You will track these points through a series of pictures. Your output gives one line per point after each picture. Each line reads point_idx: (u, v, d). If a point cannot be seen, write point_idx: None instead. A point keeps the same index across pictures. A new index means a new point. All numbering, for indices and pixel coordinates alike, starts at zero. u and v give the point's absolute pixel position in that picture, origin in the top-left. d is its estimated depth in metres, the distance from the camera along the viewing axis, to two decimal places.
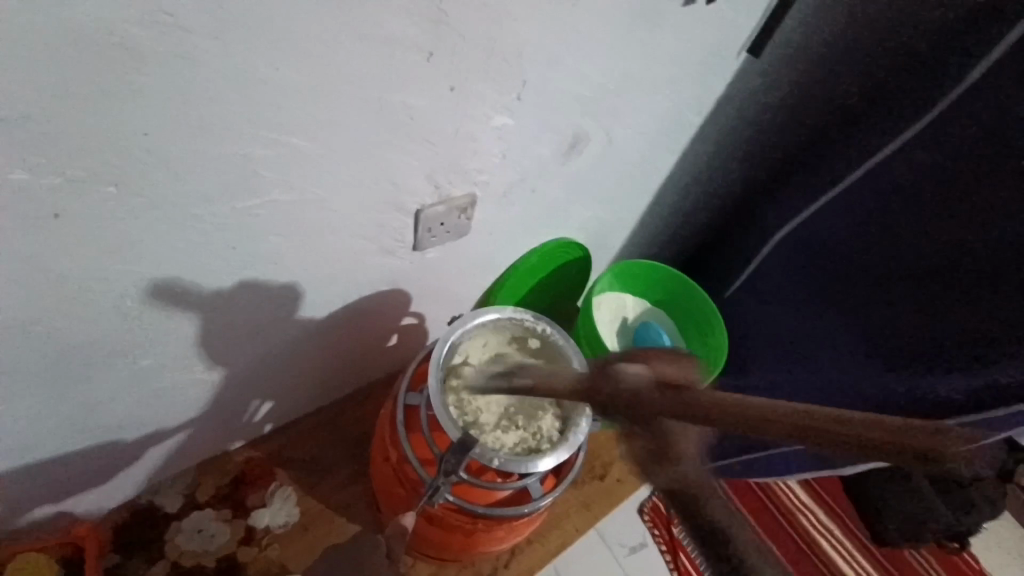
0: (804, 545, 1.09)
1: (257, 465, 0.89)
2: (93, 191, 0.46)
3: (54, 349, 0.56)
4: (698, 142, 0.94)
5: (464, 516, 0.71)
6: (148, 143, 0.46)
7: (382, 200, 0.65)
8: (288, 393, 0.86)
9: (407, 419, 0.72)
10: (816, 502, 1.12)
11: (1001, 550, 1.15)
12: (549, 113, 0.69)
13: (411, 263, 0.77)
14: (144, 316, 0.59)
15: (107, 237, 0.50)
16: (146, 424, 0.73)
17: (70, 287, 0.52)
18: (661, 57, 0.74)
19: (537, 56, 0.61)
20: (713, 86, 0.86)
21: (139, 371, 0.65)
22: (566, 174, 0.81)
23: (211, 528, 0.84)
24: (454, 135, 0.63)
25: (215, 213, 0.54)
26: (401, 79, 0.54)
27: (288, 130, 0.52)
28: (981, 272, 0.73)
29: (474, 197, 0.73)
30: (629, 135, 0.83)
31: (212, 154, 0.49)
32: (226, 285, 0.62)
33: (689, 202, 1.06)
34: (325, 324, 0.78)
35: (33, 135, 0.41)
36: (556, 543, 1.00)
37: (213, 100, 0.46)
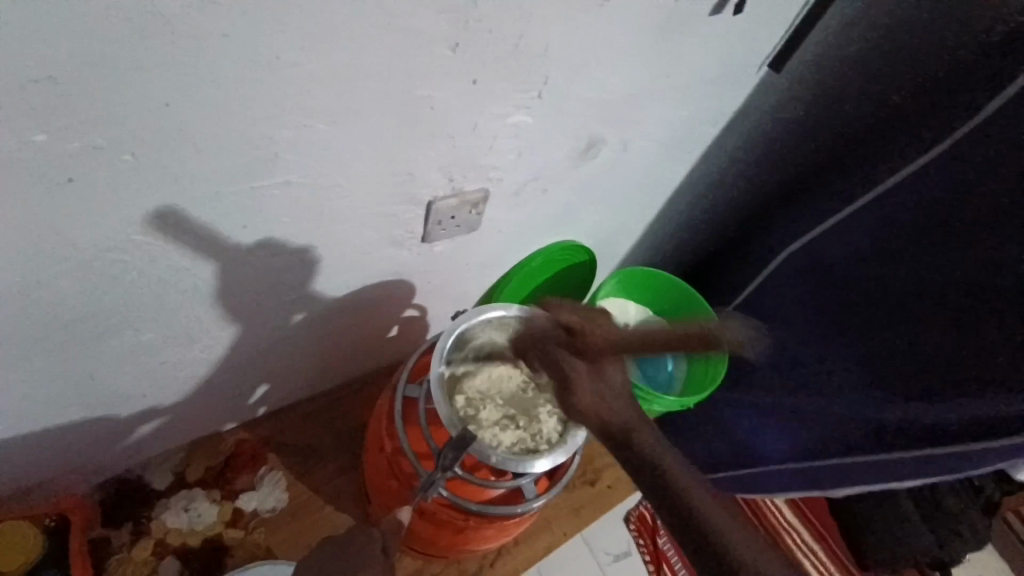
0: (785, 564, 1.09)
1: (248, 448, 0.88)
2: (110, 161, 0.46)
3: (59, 317, 0.55)
4: (712, 155, 0.94)
5: (455, 513, 0.71)
6: (171, 116, 0.45)
7: (396, 190, 0.64)
8: (285, 377, 0.86)
9: (405, 410, 0.72)
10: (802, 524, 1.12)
11: None
12: (569, 116, 0.69)
13: (418, 255, 0.77)
14: (150, 289, 0.58)
15: (120, 208, 0.50)
16: (143, 399, 0.72)
17: (76, 255, 0.51)
18: (684, 67, 0.74)
19: (562, 57, 0.61)
20: (732, 99, 0.86)
21: (140, 346, 0.64)
22: (580, 177, 0.81)
23: (199, 508, 0.82)
24: (472, 130, 0.63)
25: (229, 191, 0.54)
26: (426, 71, 0.53)
27: (310, 114, 0.51)
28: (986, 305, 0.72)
29: (486, 193, 0.72)
30: (645, 143, 0.83)
31: (230, 132, 0.49)
32: (233, 263, 0.61)
33: (698, 214, 1.06)
34: (328, 311, 0.78)
35: (57, 99, 0.41)
36: (545, 544, 1.00)
37: (240, 79, 0.46)
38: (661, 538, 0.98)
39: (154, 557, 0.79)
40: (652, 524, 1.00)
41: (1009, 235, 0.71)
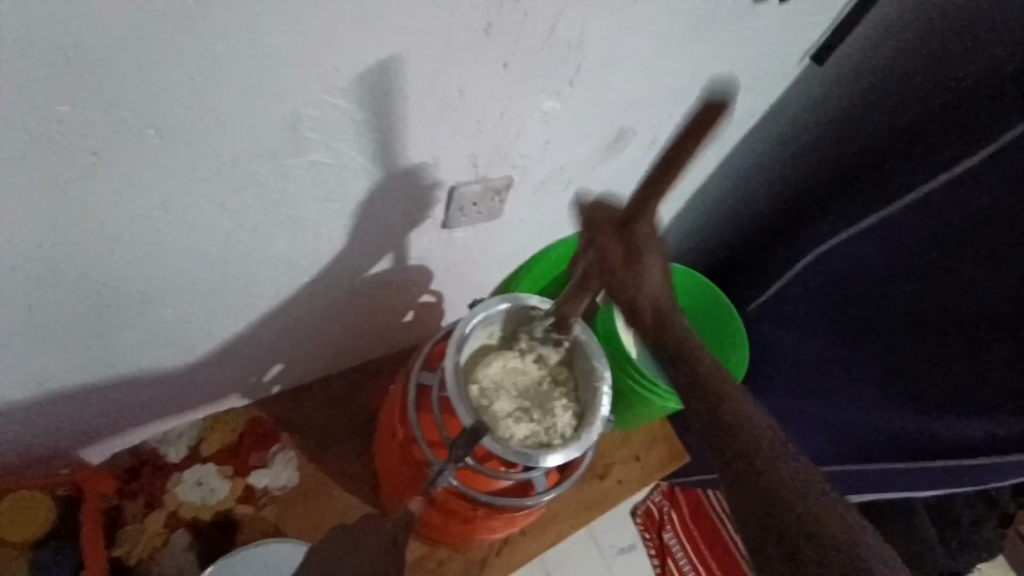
0: None
1: (262, 426, 0.89)
2: (135, 135, 0.45)
3: (81, 289, 0.55)
4: (743, 149, 0.91)
5: (464, 502, 0.70)
6: (198, 91, 0.44)
7: (421, 176, 0.63)
8: (300, 357, 0.86)
9: (419, 398, 0.71)
10: None
11: None
12: (601, 104, 0.67)
13: (438, 242, 0.76)
14: (169, 265, 0.58)
15: (144, 183, 0.49)
16: (160, 374, 0.73)
17: (98, 228, 0.51)
18: (724, 57, 0.71)
19: (598, 44, 0.59)
20: (770, 92, 0.82)
21: (160, 321, 0.64)
22: (607, 168, 0.79)
23: (212, 483, 0.83)
24: (501, 116, 0.61)
25: (252, 169, 0.53)
26: (457, 53, 0.52)
27: (338, 94, 0.50)
28: None
29: (510, 180, 0.71)
30: (676, 134, 0.80)
31: (257, 109, 0.48)
32: (255, 243, 0.61)
33: (726, 210, 1.03)
34: (345, 294, 0.77)
35: (83, 70, 0.40)
36: (551, 536, 0.99)
37: (270, 56, 0.45)
38: (666, 534, 1.14)
39: (166, 529, 0.81)
40: (658, 521, 1.15)
41: None
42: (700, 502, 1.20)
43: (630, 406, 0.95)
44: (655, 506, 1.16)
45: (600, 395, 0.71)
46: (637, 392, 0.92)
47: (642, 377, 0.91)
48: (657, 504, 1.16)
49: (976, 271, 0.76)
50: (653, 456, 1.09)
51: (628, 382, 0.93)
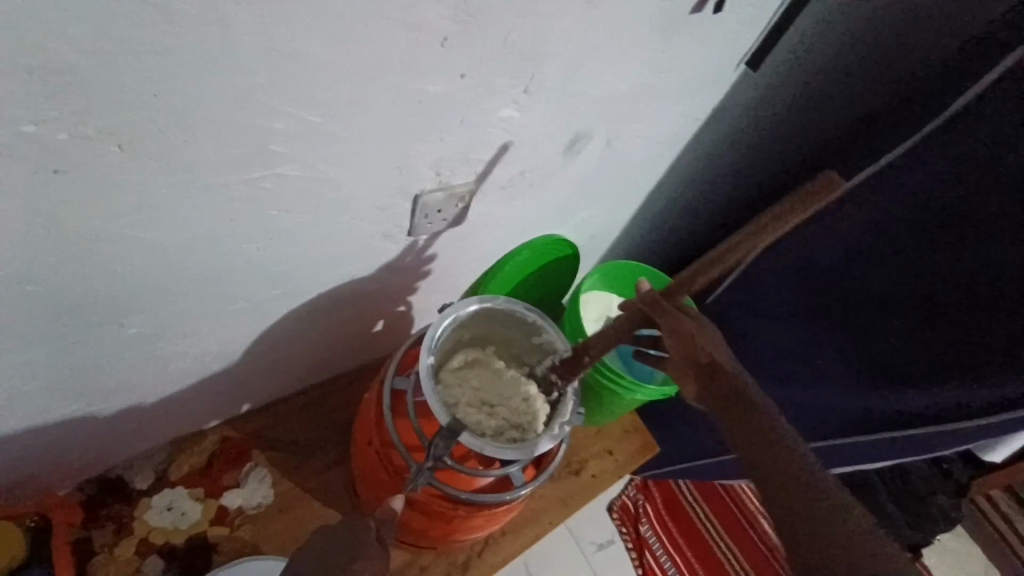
0: (763, 552, 1.21)
1: (234, 445, 0.88)
2: (105, 150, 0.45)
3: (45, 309, 0.54)
4: (694, 149, 0.96)
5: (445, 502, 0.72)
6: (169, 106, 0.45)
7: (389, 186, 0.65)
8: (272, 372, 0.85)
9: (394, 403, 0.72)
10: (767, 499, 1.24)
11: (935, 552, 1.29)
12: (558, 111, 0.70)
13: (407, 249, 0.77)
14: (137, 282, 0.57)
15: (115, 201, 0.49)
16: (129, 396, 0.71)
17: (66, 248, 0.50)
18: (671, 67, 0.76)
19: (555, 55, 0.62)
20: (715, 97, 0.88)
21: (129, 340, 0.64)
22: (567, 172, 0.82)
23: (182, 506, 0.82)
24: (465, 125, 0.63)
25: (221, 182, 0.53)
26: (422, 67, 0.54)
27: (306, 107, 0.51)
28: (959, 301, 0.77)
29: (476, 187, 0.73)
30: (631, 139, 0.84)
31: (229, 124, 0.49)
32: (224, 257, 0.61)
33: (680, 209, 1.09)
34: (316, 307, 0.78)
35: (52, 89, 0.40)
36: (532, 534, 1.01)
37: (239, 73, 0.46)
38: (642, 526, 1.17)
39: (138, 555, 0.79)
40: (634, 514, 1.18)
41: (975, 232, 0.76)
42: (672, 492, 1.24)
43: (601, 399, 0.98)
44: (630, 499, 1.19)
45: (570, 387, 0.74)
46: (606, 385, 0.95)
47: (609, 372, 0.93)
48: (632, 498, 1.19)
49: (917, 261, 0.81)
50: (626, 448, 1.12)
51: (597, 378, 0.95)
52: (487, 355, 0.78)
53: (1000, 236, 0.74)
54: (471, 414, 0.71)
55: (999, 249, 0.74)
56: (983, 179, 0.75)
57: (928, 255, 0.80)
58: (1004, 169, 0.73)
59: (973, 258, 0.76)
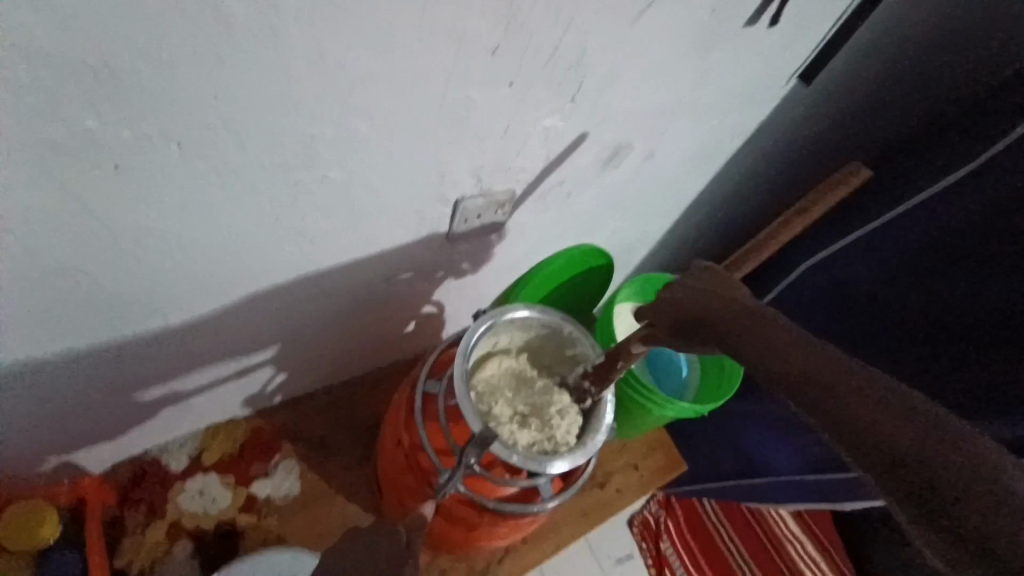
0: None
1: (263, 436, 0.89)
2: (158, 150, 0.47)
3: (94, 297, 0.57)
4: (736, 161, 0.94)
5: (470, 509, 0.72)
6: (221, 107, 0.46)
7: (428, 190, 0.65)
8: (302, 366, 0.87)
9: (425, 407, 0.73)
10: (792, 516, 1.22)
11: None
12: (598, 122, 0.69)
13: (442, 253, 0.77)
14: (181, 275, 0.59)
15: (166, 199, 0.51)
16: (166, 384, 0.74)
17: (119, 241, 0.52)
18: (717, 80, 0.74)
19: (600, 66, 0.61)
20: (761, 110, 0.86)
21: (170, 330, 0.66)
22: (605, 181, 0.81)
23: (214, 492, 0.84)
24: (505, 133, 0.63)
25: (267, 183, 0.54)
26: (466, 75, 0.54)
27: (350, 110, 0.52)
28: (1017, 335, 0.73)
29: (513, 194, 0.73)
30: (672, 150, 0.83)
31: (277, 126, 0.50)
32: (264, 253, 0.62)
33: (718, 221, 1.07)
34: (349, 305, 0.79)
35: (112, 91, 0.41)
36: (552, 545, 1.00)
37: (289, 76, 0.46)
38: (663, 543, 1.14)
39: (168, 539, 0.81)
40: (655, 530, 1.15)
41: None
42: (695, 511, 1.22)
43: (630, 413, 0.96)
44: (652, 516, 1.16)
45: (603, 402, 0.72)
46: (635, 399, 0.93)
47: (641, 387, 0.92)
48: (653, 513, 1.16)
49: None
50: (651, 463, 1.11)
51: (627, 391, 0.94)
52: (522, 363, 0.77)
53: None
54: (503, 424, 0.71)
55: None
56: None
57: None
58: None
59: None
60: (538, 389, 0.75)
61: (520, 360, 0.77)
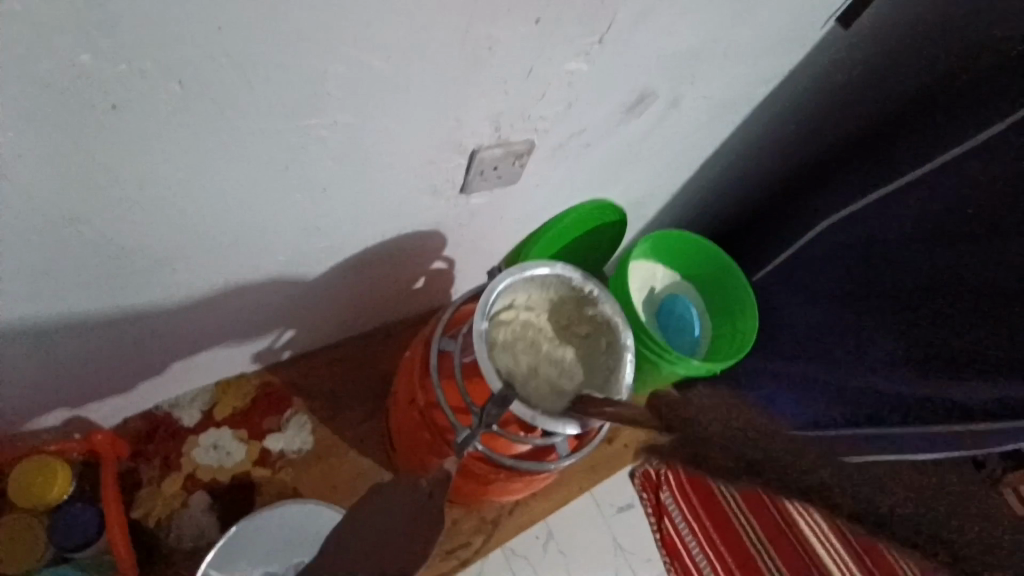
0: None
1: (274, 391, 0.89)
2: (157, 88, 0.43)
3: (97, 251, 0.54)
4: (760, 112, 0.90)
5: (486, 465, 0.72)
6: (225, 41, 0.42)
7: (443, 139, 0.62)
8: (311, 322, 0.85)
9: (440, 364, 0.72)
10: None
11: None
12: (625, 67, 0.65)
13: (454, 207, 0.75)
14: (186, 227, 0.57)
15: (168, 143, 0.48)
16: (174, 338, 0.72)
17: (121, 188, 0.49)
18: (752, 22, 0.70)
19: (632, 3, 0.57)
20: (793, 55, 0.81)
21: (176, 285, 0.64)
22: (625, 133, 0.77)
23: (227, 446, 0.84)
24: (526, 76, 0.59)
25: (275, 127, 0.51)
26: (492, 10, 0.50)
27: (364, 49, 0.48)
28: None
29: (531, 145, 0.69)
30: (696, 100, 0.79)
31: (287, 65, 0.46)
32: (273, 205, 0.59)
33: (736, 175, 1.04)
34: (359, 260, 0.77)
35: (106, 21, 0.38)
36: (558, 500, 1.06)
37: (300, 7, 0.42)
38: (663, 492, 1.10)
39: (185, 490, 0.82)
40: (655, 480, 1.12)
41: None
42: None
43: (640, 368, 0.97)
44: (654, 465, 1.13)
45: (623, 361, 0.71)
46: (646, 355, 0.93)
47: (652, 341, 0.92)
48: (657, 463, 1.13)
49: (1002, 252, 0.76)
50: None
51: (639, 347, 0.94)
52: (539, 320, 0.75)
53: None
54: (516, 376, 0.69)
55: None
56: None
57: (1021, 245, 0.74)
58: None
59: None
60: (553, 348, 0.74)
61: (538, 316, 0.75)
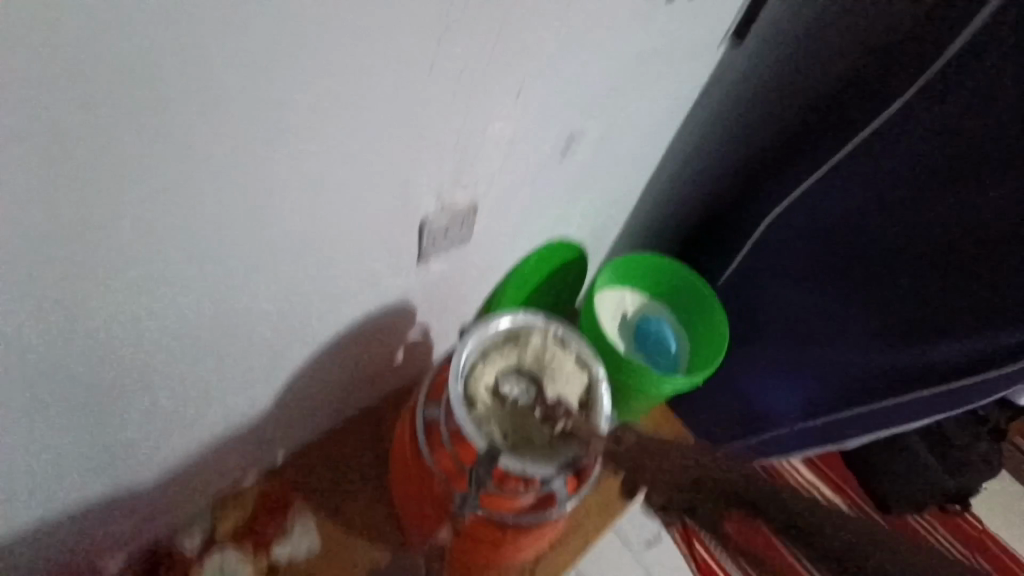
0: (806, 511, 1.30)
1: (275, 494, 0.88)
2: (112, 226, 0.46)
3: (74, 391, 0.55)
4: (683, 133, 0.97)
5: (493, 526, 0.71)
6: (169, 173, 0.45)
7: (395, 216, 0.65)
8: (298, 418, 0.85)
9: (428, 434, 0.72)
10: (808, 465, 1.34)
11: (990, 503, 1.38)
12: (548, 117, 0.70)
13: (417, 277, 0.77)
14: (158, 350, 0.58)
15: (127, 276, 0.50)
16: (163, 463, 0.72)
17: (92, 326, 0.51)
18: (652, 57, 0.77)
19: (540, 66, 0.63)
20: (698, 79, 0.89)
21: (157, 409, 0.64)
22: (563, 176, 0.82)
23: (233, 565, 0.79)
24: (458, 144, 0.63)
25: (228, 240, 0.53)
26: (413, 95, 0.54)
27: (301, 154, 0.52)
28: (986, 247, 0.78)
29: (476, 206, 0.73)
30: (622, 134, 0.85)
31: (232, 181, 0.49)
32: (240, 312, 0.61)
33: (677, 193, 1.10)
34: (333, 347, 0.78)
35: (54, 175, 0.40)
36: (578, 547, 0.99)
37: (243, 129, 0.46)
38: None
39: None
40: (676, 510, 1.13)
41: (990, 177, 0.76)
42: None
43: (627, 397, 0.97)
44: None
45: (598, 392, 0.74)
46: (629, 382, 0.94)
47: (633, 368, 0.93)
48: None
49: (930, 216, 0.81)
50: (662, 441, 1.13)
51: (621, 375, 0.95)
52: (520, 353, 0.75)
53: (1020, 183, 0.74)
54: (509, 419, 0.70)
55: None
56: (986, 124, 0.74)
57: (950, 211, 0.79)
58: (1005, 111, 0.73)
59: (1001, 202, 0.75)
60: (541, 377, 0.74)
61: (515, 351, 0.75)
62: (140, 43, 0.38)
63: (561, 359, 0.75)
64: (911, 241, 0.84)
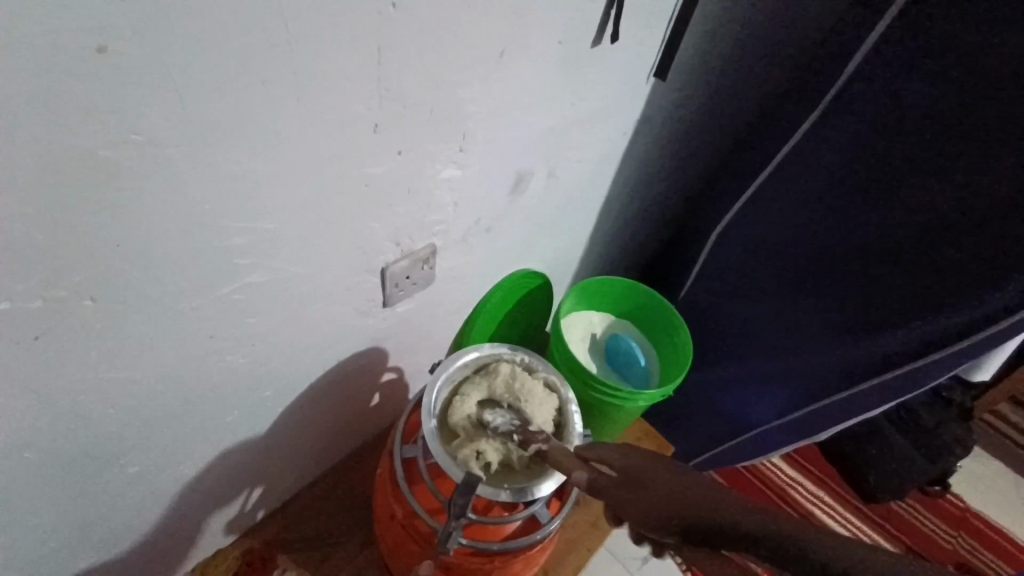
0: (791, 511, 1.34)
1: (257, 555, 0.87)
2: (76, 307, 0.48)
3: (43, 471, 0.56)
4: (627, 159, 1.03)
5: (479, 557, 0.72)
6: (128, 252, 0.48)
7: (357, 265, 0.68)
8: (278, 472, 0.85)
9: (408, 472, 0.74)
10: (790, 464, 1.39)
11: (968, 481, 1.43)
12: (493, 160, 0.75)
13: (385, 321, 0.80)
14: (127, 422, 0.59)
15: (90, 353, 0.51)
16: (140, 533, 0.71)
17: (60, 405, 0.52)
18: (587, 95, 0.82)
19: (479, 115, 0.67)
20: (634, 110, 0.94)
21: (130, 481, 0.64)
22: (517, 210, 0.86)
23: None
24: (409, 193, 0.67)
25: (190, 307, 0.55)
26: (359, 152, 0.58)
27: (257, 218, 0.54)
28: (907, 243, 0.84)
29: (434, 248, 0.77)
30: (569, 166, 0.90)
31: (191, 252, 0.52)
32: (208, 375, 0.63)
33: (630, 215, 1.15)
34: (307, 398, 0.79)
35: (15, 266, 0.43)
36: (574, 565, 1.00)
37: (198, 203, 0.49)
38: None
39: None
40: None
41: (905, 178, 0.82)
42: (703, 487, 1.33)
43: (603, 415, 1.00)
44: None
45: (569, 413, 0.77)
46: (602, 400, 0.97)
47: (605, 387, 0.96)
48: None
49: (859, 218, 0.87)
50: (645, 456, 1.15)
51: (594, 394, 0.97)
52: (491, 383, 0.77)
53: (932, 183, 0.80)
54: (494, 447, 0.70)
55: (938, 197, 0.79)
56: (894, 131, 0.81)
57: (874, 212, 0.86)
58: (909, 120, 0.80)
59: (918, 200, 0.82)
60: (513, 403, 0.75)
61: (486, 380, 0.77)
62: (89, 136, 0.41)
63: (530, 383, 0.77)
64: (844, 242, 0.90)
